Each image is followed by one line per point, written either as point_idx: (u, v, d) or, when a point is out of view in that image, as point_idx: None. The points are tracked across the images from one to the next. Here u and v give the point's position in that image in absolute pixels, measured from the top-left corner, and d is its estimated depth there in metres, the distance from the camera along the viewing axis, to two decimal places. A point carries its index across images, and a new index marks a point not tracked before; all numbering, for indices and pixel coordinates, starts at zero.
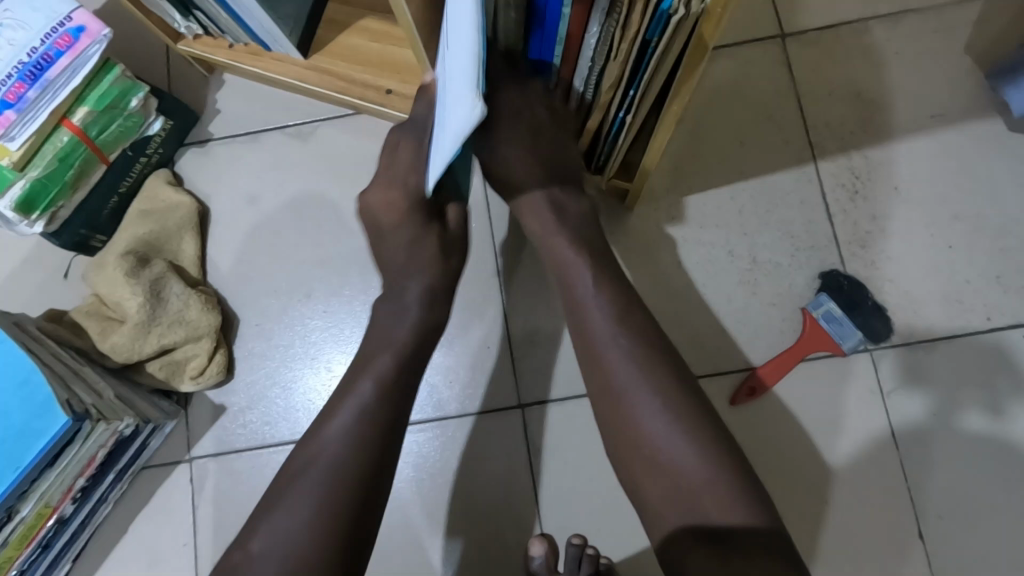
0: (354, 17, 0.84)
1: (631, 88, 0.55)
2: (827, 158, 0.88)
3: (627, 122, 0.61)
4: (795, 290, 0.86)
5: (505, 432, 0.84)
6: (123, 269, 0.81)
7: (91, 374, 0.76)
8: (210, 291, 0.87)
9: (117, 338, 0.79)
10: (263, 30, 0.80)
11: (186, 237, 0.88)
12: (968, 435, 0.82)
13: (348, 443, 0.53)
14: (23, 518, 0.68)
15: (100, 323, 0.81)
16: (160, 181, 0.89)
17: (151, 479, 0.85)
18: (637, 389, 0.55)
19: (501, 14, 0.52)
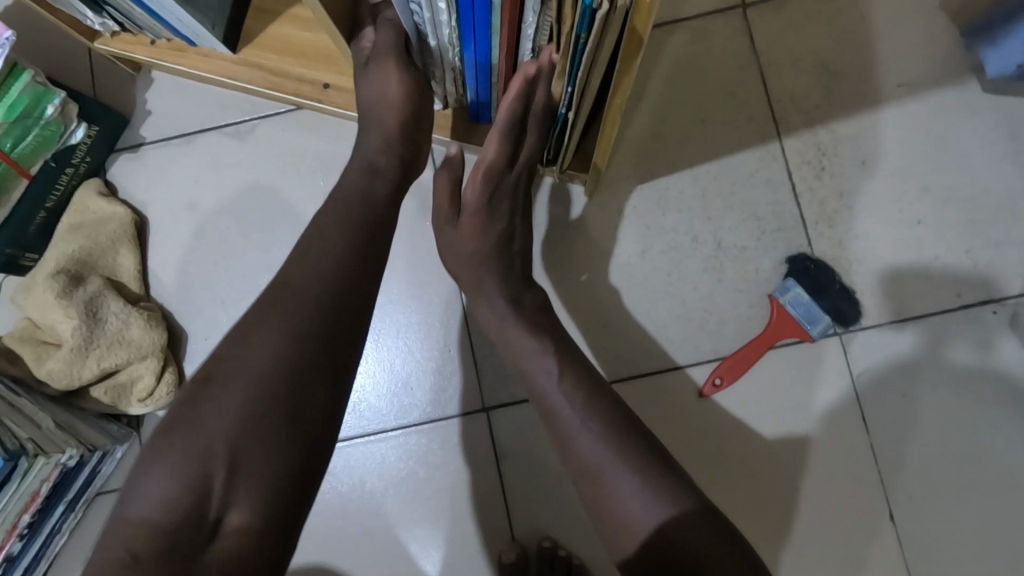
0: (284, 5, 0.78)
1: (570, 85, 0.52)
2: (792, 134, 0.85)
3: (573, 115, 0.58)
4: (761, 275, 0.83)
5: (471, 437, 0.82)
6: (55, 290, 0.76)
7: (27, 404, 0.72)
8: (153, 307, 0.83)
9: (54, 363, 0.75)
10: (183, 25, 0.74)
11: (123, 251, 0.83)
12: (954, 367, 0.81)
13: (273, 358, 0.47)
14: None
15: (35, 349, 0.76)
16: (90, 192, 0.84)
17: (107, 504, 0.82)
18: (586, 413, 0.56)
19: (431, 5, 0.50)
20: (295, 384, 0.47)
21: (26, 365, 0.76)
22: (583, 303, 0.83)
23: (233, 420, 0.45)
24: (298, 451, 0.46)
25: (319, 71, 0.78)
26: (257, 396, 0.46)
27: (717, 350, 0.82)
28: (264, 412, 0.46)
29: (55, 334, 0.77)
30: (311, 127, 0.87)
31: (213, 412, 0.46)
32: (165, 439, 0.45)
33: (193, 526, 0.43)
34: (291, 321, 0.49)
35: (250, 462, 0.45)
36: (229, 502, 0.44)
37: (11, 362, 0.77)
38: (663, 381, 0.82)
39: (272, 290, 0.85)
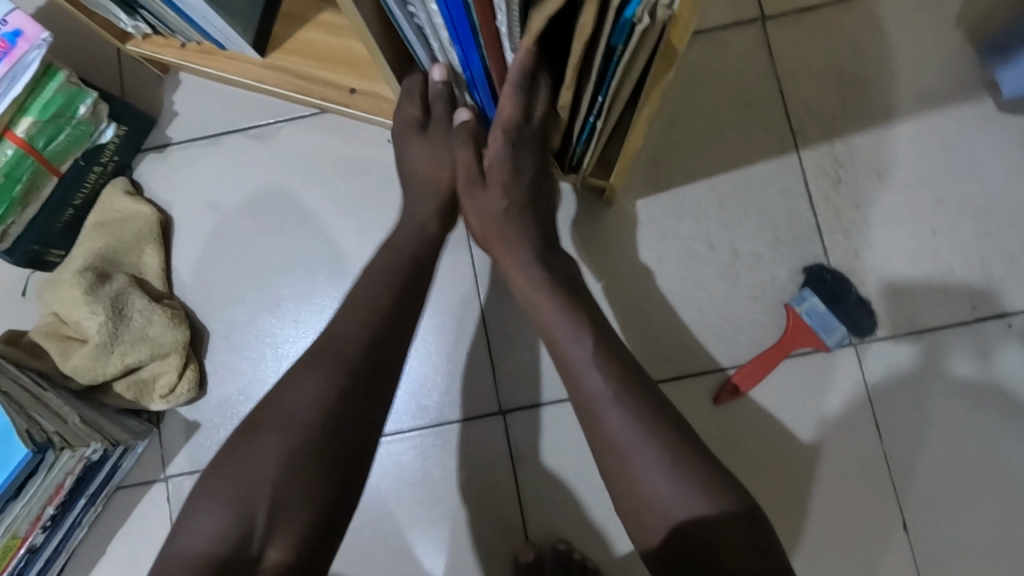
0: (312, 11, 0.79)
1: (600, 94, 0.53)
2: (809, 145, 0.86)
3: (599, 126, 0.59)
4: (777, 284, 0.84)
5: (487, 439, 0.82)
6: (81, 286, 0.78)
7: (53, 398, 0.73)
8: (176, 305, 0.84)
9: (80, 358, 0.77)
10: (215, 29, 0.75)
11: (147, 249, 0.85)
12: (956, 379, 0.82)
13: (315, 404, 0.52)
14: None
15: (60, 344, 0.78)
16: (116, 191, 0.85)
17: (126, 499, 0.83)
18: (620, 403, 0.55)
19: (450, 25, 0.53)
20: (335, 434, 0.51)
21: (51, 359, 0.78)
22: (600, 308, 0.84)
23: (274, 463, 0.50)
24: (332, 495, 0.51)
25: (345, 76, 0.80)
26: (300, 439, 0.50)
27: (732, 358, 0.83)
28: (304, 457, 0.50)
29: (80, 330, 0.78)
30: (334, 130, 0.88)
31: (263, 452, 0.50)
32: (215, 475, 0.50)
33: (235, 560, 0.47)
34: (333, 370, 0.53)
35: (292, 503, 0.49)
36: (268, 540, 0.48)
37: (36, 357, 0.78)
38: (678, 387, 0.83)
39: (294, 289, 0.87)
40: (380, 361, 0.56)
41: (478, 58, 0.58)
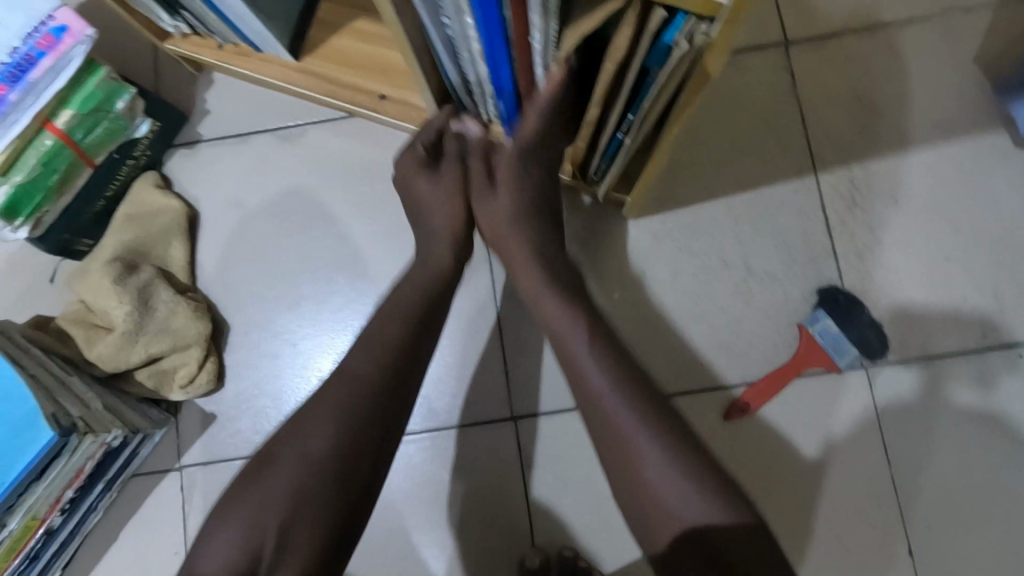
0: (346, 18, 0.82)
1: (631, 112, 0.55)
2: (827, 169, 0.87)
3: (626, 143, 0.61)
4: (790, 304, 0.85)
5: (498, 444, 0.83)
6: (110, 276, 0.79)
7: (78, 383, 0.74)
8: (200, 298, 0.86)
9: (104, 346, 0.79)
10: (252, 32, 0.77)
11: (174, 243, 0.87)
12: (964, 410, 0.82)
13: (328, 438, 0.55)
14: (12, 530, 0.67)
15: (88, 330, 0.80)
16: (147, 184, 0.87)
17: (141, 486, 0.84)
18: (624, 410, 0.57)
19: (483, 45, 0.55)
20: (343, 469, 0.54)
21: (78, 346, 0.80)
22: (614, 320, 0.85)
23: (283, 497, 0.53)
24: (340, 523, 0.54)
25: (376, 83, 0.81)
26: (309, 472, 0.53)
27: (743, 375, 0.84)
28: (312, 492, 0.53)
29: (106, 318, 0.80)
30: (360, 134, 0.90)
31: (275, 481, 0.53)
32: (227, 505, 0.53)
33: None
34: (344, 407, 0.56)
35: (300, 529, 0.52)
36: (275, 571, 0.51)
37: (64, 343, 0.80)
38: (689, 402, 0.84)
39: (313, 290, 0.88)
40: (380, 397, 0.58)
41: (507, 75, 0.60)
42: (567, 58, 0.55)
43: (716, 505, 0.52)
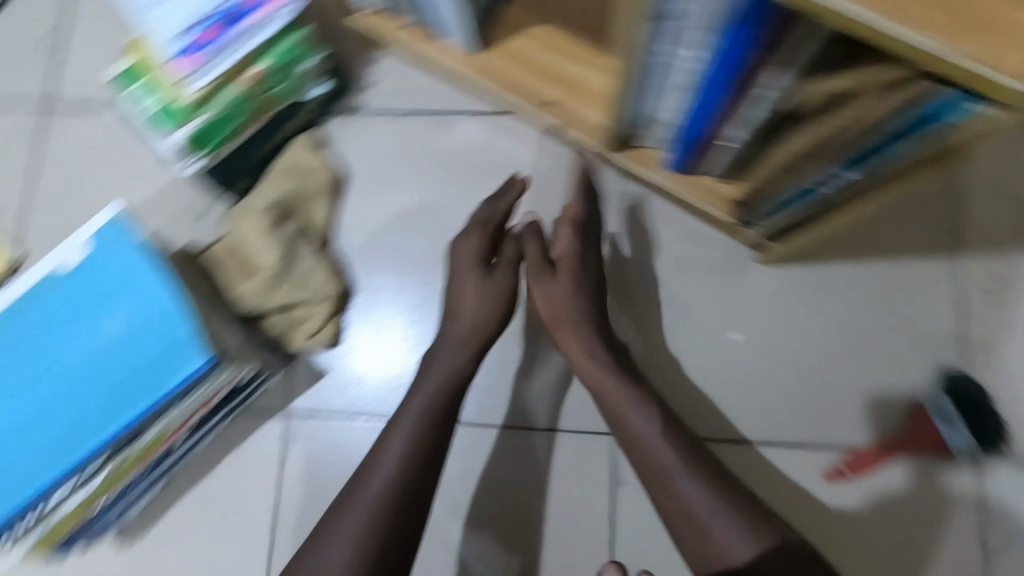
0: (531, 21, 0.85)
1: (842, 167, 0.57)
2: (974, 255, 0.86)
3: (816, 193, 0.63)
4: (910, 381, 0.84)
5: (589, 457, 0.84)
6: (265, 222, 0.85)
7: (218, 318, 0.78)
8: (334, 259, 0.91)
9: (249, 284, 0.83)
10: (446, 18, 0.80)
11: (320, 202, 0.91)
12: (1000, 499, 0.82)
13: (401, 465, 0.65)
14: (145, 440, 0.73)
15: (230, 267, 0.84)
16: (304, 143, 0.92)
17: (248, 423, 0.88)
18: (679, 471, 0.64)
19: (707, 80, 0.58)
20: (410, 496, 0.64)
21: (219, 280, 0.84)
22: (730, 360, 0.86)
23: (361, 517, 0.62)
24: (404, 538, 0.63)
25: (548, 88, 0.84)
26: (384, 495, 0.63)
27: (846, 441, 0.83)
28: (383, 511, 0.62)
29: (251, 259, 0.84)
30: (513, 132, 0.93)
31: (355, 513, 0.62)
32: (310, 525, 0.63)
33: None
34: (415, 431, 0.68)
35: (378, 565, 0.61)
36: None
37: (207, 276, 0.84)
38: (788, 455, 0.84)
39: (405, 279, 0.91)
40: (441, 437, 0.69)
41: (708, 111, 0.62)
42: (780, 112, 0.57)
43: (750, 526, 0.60)
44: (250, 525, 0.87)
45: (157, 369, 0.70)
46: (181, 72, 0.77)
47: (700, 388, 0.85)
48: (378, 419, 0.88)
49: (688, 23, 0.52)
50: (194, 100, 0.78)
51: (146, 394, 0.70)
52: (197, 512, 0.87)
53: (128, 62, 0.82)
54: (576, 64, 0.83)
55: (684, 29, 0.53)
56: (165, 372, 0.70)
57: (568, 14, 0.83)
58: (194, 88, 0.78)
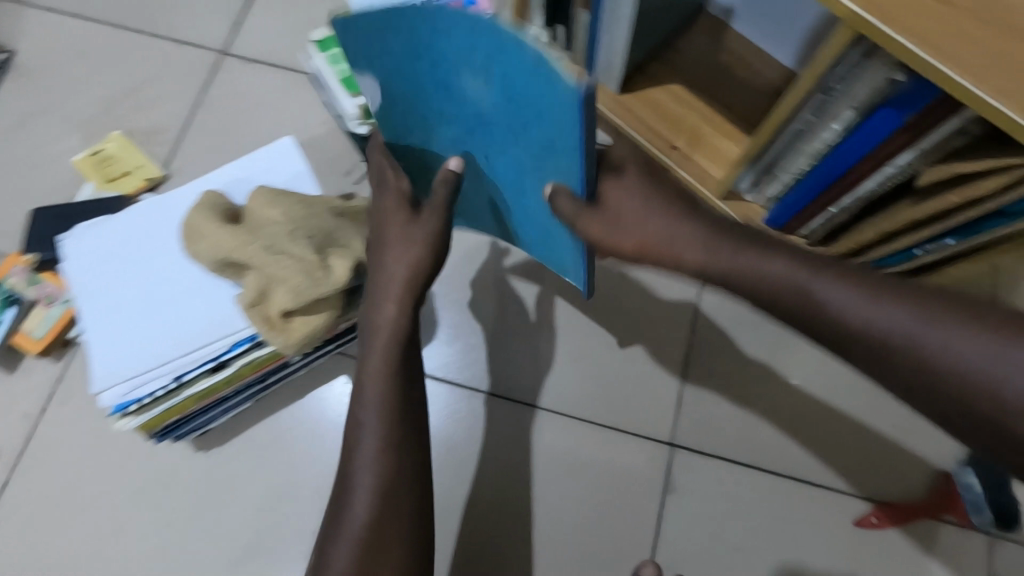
0: (668, 77, 1.00)
1: (918, 246, 0.70)
2: None
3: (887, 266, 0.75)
4: (942, 454, 0.92)
5: (646, 460, 0.93)
6: (303, 313, 0.73)
7: (305, 317, 0.73)
8: (305, 319, 0.73)
9: (295, 320, 0.73)
10: (603, 59, 0.95)
11: (311, 314, 0.73)
12: None
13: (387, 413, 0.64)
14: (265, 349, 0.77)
15: (301, 311, 0.73)
16: (296, 325, 0.73)
17: (343, 362, 0.95)
18: (898, 333, 0.44)
19: (826, 136, 0.73)
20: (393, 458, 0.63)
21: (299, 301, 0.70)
22: (785, 399, 0.94)
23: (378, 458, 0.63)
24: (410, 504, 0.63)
25: (674, 135, 0.97)
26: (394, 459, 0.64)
27: (879, 496, 0.91)
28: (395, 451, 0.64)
29: (307, 310, 0.73)
30: None
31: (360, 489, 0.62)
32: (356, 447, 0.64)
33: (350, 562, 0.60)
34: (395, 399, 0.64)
35: (392, 530, 0.62)
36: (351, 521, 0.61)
37: (307, 312, 0.73)
38: (821, 499, 0.91)
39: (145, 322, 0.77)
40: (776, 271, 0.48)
41: (824, 174, 0.76)
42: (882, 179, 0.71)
43: (989, 365, 0.41)
44: (320, 453, 0.93)
45: (543, 229, 0.63)
46: None
47: (756, 420, 0.94)
48: (468, 391, 0.96)
49: (833, 85, 0.66)
50: None
51: (575, 241, 0.58)
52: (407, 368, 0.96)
53: (324, 32, 0.96)
54: (703, 121, 0.97)
55: (825, 94, 0.68)
56: (524, 224, 0.68)
57: (700, 85, 0.99)
58: None
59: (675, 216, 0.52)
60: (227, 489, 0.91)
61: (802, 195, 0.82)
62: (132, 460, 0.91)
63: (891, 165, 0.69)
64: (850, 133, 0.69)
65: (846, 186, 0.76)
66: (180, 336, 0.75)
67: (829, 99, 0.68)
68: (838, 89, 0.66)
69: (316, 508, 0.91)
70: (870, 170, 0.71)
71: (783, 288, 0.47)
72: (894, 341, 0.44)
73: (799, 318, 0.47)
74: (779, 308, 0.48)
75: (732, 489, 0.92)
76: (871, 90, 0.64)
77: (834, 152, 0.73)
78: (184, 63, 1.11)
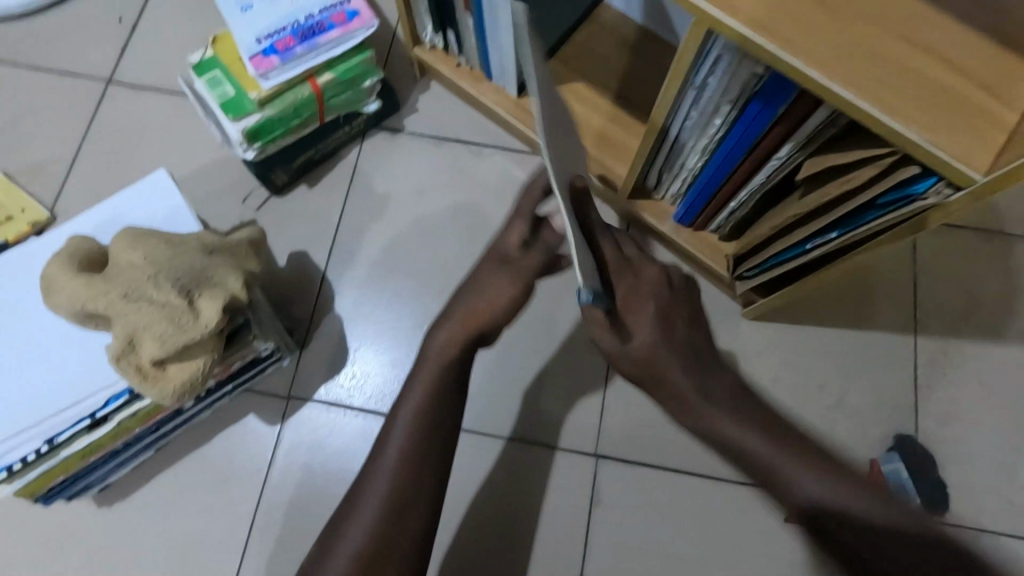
0: (568, 78, 0.97)
1: (811, 242, 0.66)
2: (928, 335, 0.95)
3: (786, 263, 0.72)
4: (868, 441, 0.91)
5: (571, 473, 0.91)
6: (177, 360, 0.69)
7: (180, 362, 0.69)
8: (183, 364, 0.69)
9: (170, 367, 0.69)
10: (497, 64, 0.91)
11: (188, 359, 0.69)
12: None
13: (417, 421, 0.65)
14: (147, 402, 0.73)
15: (173, 358, 0.68)
16: (170, 373, 0.69)
17: (251, 400, 0.92)
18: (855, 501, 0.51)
19: (709, 133, 0.70)
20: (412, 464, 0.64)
21: (167, 349, 0.66)
22: None
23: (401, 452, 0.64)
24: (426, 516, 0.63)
25: (578, 136, 0.94)
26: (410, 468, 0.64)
27: None
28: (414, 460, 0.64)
29: (182, 354, 0.69)
30: (537, 171, 1.03)
31: (371, 499, 0.63)
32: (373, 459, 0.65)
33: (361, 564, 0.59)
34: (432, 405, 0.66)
35: (398, 542, 0.61)
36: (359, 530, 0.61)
37: (181, 358, 0.69)
38: (750, 498, 0.89)
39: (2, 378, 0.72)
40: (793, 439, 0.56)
41: (715, 171, 0.73)
42: (768, 174, 0.68)
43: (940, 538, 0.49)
44: (232, 497, 0.89)
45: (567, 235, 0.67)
46: (254, 70, 0.85)
47: (682, 423, 0.92)
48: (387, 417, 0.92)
49: (703, 80, 0.63)
50: (258, 96, 0.86)
51: None
52: (360, 384, 0.93)
53: (201, 54, 0.90)
54: (606, 121, 0.95)
55: (698, 89, 0.65)
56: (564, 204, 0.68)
57: (602, 84, 0.97)
58: (262, 86, 0.86)
59: (692, 361, 0.59)
60: (134, 543, 0.86)
61: (699, 192, 0.79)
62: (30, 523, 0.86)
63: (773, 159, 0.66)
64: (732, 128, 0.66)
65: (737, 182, 0.73)
66: (42, 391, 0.71)
67: (703, 95, 0.65)
68: (709, 83, 0.63)
69: (230, 556, 0.87)
70: (754, 165, 0.68)
71: (760, 458, 0.55)
72: (873, 528, 0.50)
73: (762, 470, 0.54)
74: (766, 469, 0.54)
75: (660, 496, 0.90)
76: (744, 85, 0.60)
77: (718, 148, 0.70)
78: (66, 96, 1.05)
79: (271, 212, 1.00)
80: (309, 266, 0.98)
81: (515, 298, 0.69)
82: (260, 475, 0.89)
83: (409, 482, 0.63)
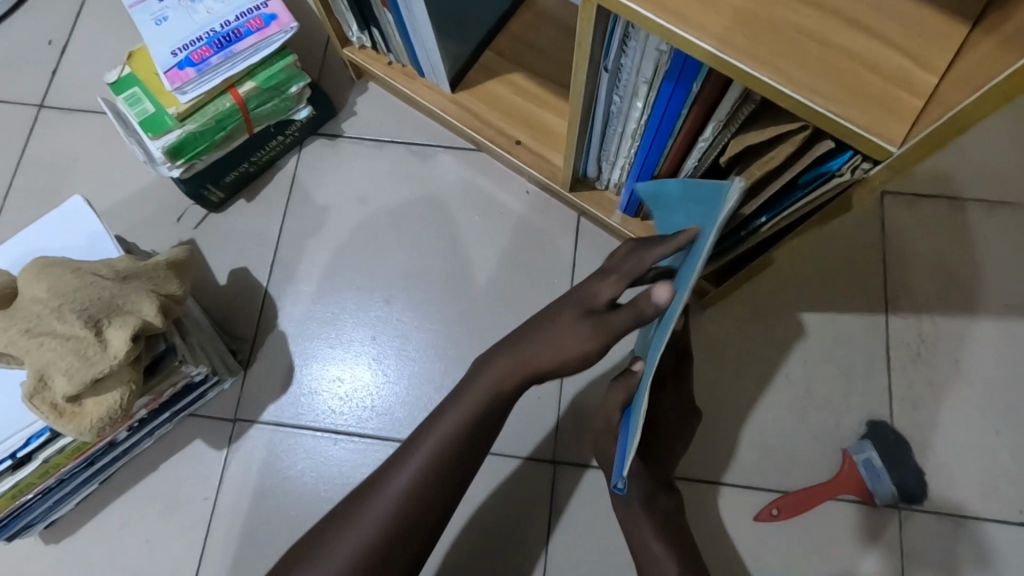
0: (504, 70, 0.93)
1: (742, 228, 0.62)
2: (899, 314, 0.90)
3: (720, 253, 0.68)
4: (839, 430, 0.87)
5: (528, 481, 0.88)
6: (91, 394, 0.66)
7: (95, 394, 0.66)
8: (99, 396, 0.66)
9: (86, 403, 0.66)
10: (426, 59, 0.87)
11: (103, 394, 0.66)
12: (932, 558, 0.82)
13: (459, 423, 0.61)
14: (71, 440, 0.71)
15: (88, 392, 0.65)
16: (87, 406, 0.66)
17: (197, 426, 0.89)
18: None
19: (633, 116, 0.65)
20: (438, 477, 0.60)
21: (79, 384, 0.63)
22: None
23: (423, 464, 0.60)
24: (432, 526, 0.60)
25: (516, 130, 0.90)
26: (428, 481, 0.60)
27: (778, 485, 0.85)
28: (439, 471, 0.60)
29: (96, 387, 0.66)
30: (481, 168, 0.99)
31: (378, 502, 0.59)
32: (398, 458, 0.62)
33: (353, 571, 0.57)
34: (477, 410, 0.62)
35: (390, 568, 0.58)
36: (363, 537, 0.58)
37: (98, 392, 0.66)
38: (717, 498, 0.85)
39: None
40: None
41: (645, 157, 0.69)
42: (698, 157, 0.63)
43: None
44: (182, 526, 0.86)
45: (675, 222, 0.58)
46: (169, 83, 0.81)
47: None
48: (337, 434, 0.89)
49: (615, 59, 0.58)
50: (177, 111, 0.83)
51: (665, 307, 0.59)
52: (307, 400, 0.91)
53: (119, 71, 0.86)
54: (545, 111, 0.90)
55: (613, 70, 0.60)
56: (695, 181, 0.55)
57: (540, 72, 0.92)
58: (181, 101, 0.82)
59: None
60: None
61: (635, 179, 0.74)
62: None
63: (699, 141, 0.61)
64: (652, 112, 0.62)
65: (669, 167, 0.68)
66: None
67: (620, 75, 0.61)
68: (622, 63, 0.59)
69: None
70: (682, 148, 0.64)
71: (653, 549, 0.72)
72: None
73: None
74: None
75: None
76: (655, 64, 0.56)
77: (644, 132, 0.66)
78: None
79: (210, 230, 0.97)
80: (248, 282, 0.95)
81: (584, 356, 0.61)
82: (209, 501, 0.87)
83: (427, 495, 0.60)
